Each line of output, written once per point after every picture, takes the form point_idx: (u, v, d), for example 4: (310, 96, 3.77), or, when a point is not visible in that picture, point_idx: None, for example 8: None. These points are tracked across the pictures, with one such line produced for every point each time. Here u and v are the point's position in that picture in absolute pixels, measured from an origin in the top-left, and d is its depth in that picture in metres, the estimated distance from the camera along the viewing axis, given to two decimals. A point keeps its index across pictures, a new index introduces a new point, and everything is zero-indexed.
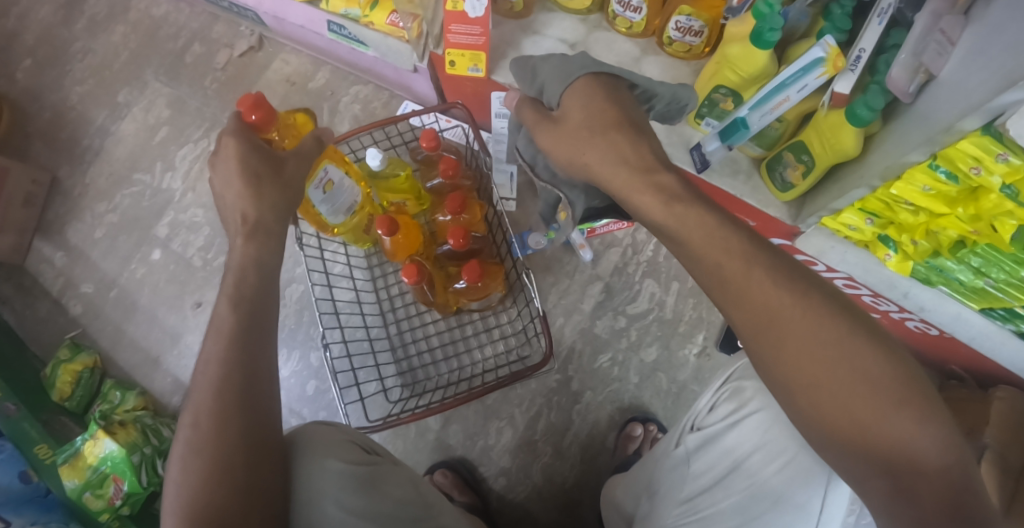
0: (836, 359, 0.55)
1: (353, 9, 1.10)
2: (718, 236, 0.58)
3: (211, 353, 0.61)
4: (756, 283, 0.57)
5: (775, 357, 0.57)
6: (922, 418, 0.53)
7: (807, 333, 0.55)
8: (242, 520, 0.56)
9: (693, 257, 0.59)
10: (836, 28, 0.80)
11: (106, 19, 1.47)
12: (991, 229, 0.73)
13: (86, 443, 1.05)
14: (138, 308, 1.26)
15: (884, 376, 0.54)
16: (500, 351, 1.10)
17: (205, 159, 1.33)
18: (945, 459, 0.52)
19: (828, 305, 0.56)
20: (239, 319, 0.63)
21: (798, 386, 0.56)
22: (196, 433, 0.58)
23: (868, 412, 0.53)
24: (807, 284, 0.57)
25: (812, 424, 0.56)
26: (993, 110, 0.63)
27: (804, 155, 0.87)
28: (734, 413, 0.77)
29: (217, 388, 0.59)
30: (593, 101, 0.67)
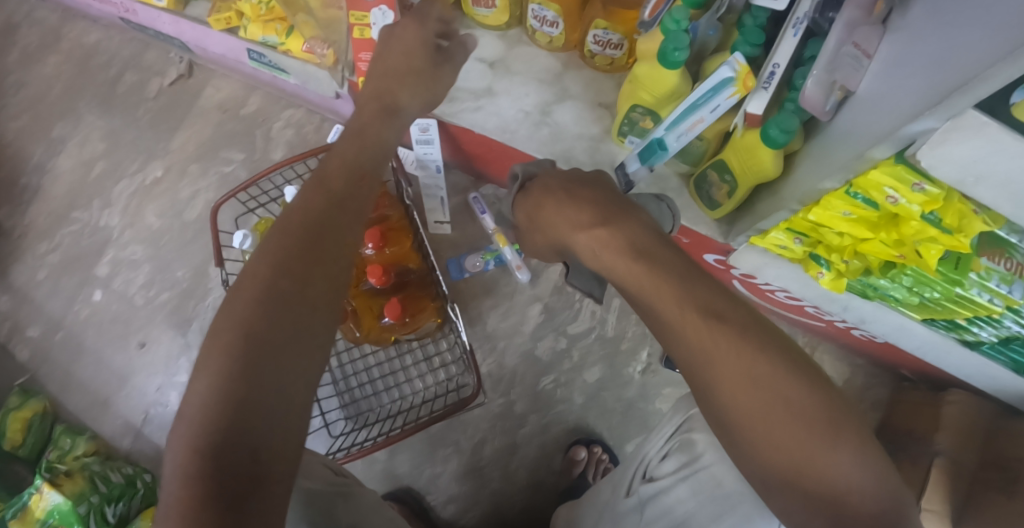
0: (770, 398, 0.46)
1: (270, 37, 1.06)
2: (648, 276, 0.50)
3: (259, 291, 0.50)
4: (688, 319, 0.48)
5: (710, 397, 0.48)
6: (862, 457, 0.45)
7: (737, 364, 0.46)
8: (228, 477, 0.43)
9: (642, 294, 0.51)
10: (749, 43, 0.76)
11: (38, 50, 1.44)
12: (916, 254, 0.71)
13: (33, 498, 1.03)
14: (85, 349, 1.24)
15: (814, 413, 0.45)
16: (439, 379, 1.08)
17: (141, 195, 1.29)
18: (881, 498, 0.44)
19: (762, 339, 0.48)
20: (303, 255, 0.52)
21: (731, 423, 0.47)
22: (229, 358, 0.46)
23: (804, 451, 0.44)
24: (742, 318, 0.49)
25: (751, 462, 0.47)
26: (905, 139, 0.59)
27: (726, 175, 0.83)
28: (683, 468, 0.71)
29: (221, 374, 0.46)
30: (538, 183, 0.65)
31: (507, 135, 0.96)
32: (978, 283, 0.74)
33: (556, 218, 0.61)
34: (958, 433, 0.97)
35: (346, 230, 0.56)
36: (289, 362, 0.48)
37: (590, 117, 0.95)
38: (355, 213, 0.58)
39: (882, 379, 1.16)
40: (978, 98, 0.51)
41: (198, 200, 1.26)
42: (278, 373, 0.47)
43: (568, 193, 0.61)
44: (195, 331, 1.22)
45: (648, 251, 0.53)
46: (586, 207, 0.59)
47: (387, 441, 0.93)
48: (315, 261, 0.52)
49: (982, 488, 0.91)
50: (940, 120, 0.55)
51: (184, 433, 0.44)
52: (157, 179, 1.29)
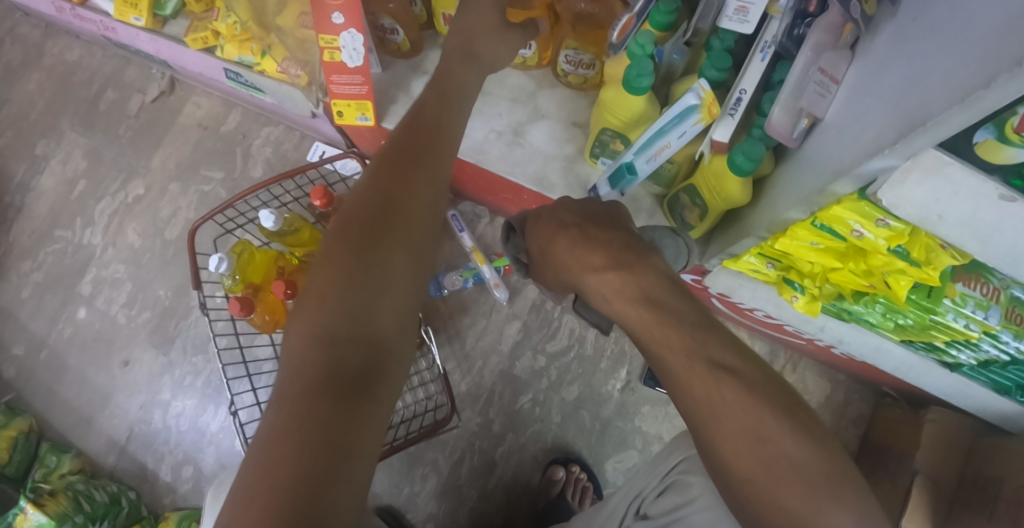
0: (772, 457, 0.47)
1: (246, 56, 1.06)
2: (663, 331, 0.50)
3: (338, 283, 0.52)
4: (699, 378, 0.49)
5: (710, 449, 0.49)
6: (857, 515, 0.46)
7: (743, 424, 0.47)
8: (310, 461, 0.43)
9: (652, 345, 0.51)
10: (716, 67, 0.76)
11: (20, 67, 1.44)
12: (885, 285, 0.71)
13: (17, 517, 1.03)
14: (68, 368, 1.25)
15: (815, 471, 0.47)
16: (419, 399, 1.07)
17: (122, 213, 1.29)
18: None
19: (766, 397, 0.48)
20: (379, 246, 0.55)
21: (734, 482, 0.48)
22: (311, 349, 0.50)
23: (803, 511, 0.45)
24: (750, 375, 0.49)
25: (750, 517, 0.48)
26: (865, 176, 0.58)
27: (697, 199, 0.83)
28: (676, 510, 0.69)
29: (305, 364, 0.49)
30: (541, 219, 0.61)
31: (478, 156, 0.95)
32: (953, 309, 0.73)
33: (563, 263, 0.57)
34: (937, 451, 0.96)
35: (440, 164, 0.62)
36: (393, 274, 0.54)
37: (563, 137, 0.95)
38: (446, 151, 0.64)
39: (863, 394, 1.15)
40: (937, 140, 0.49)
41: (178, 218, 1.26)
42: (385, 280, 0.54)
43: (581, 231, 0.57)
44: (177, 350, 1.22)
45: (661, 299, 0.52)
46: (606, 247, 0.55)
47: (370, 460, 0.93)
48: (415, 188, 0.59)
49: (960, 508, 0.90)
50: (900, 158, 0.54)
51: (302, 330, 0.51)
52: (138, 197, 1.29)
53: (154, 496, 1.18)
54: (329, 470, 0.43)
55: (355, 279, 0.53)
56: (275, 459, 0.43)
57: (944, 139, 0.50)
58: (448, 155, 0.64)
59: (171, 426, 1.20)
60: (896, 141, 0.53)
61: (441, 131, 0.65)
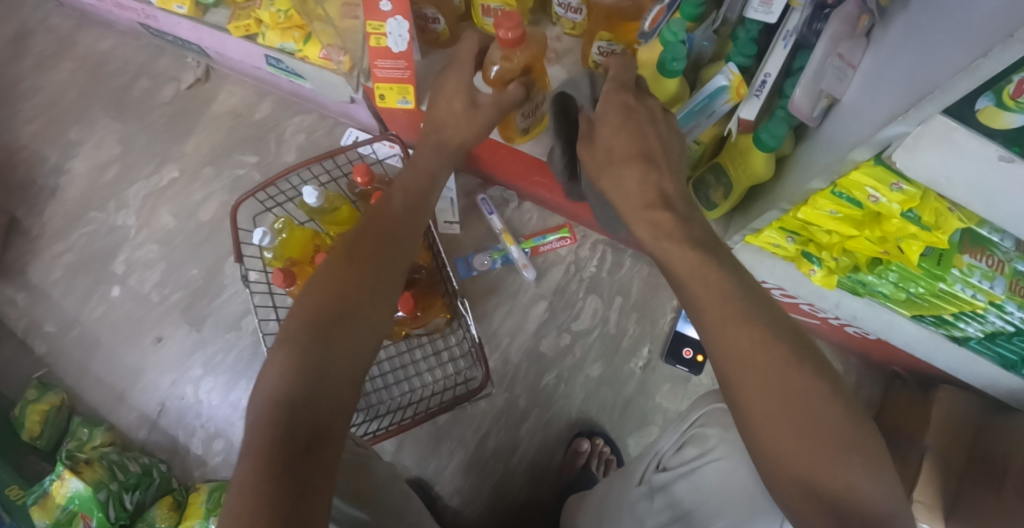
0: (794, 401, 0.50)
1: (288, 44, 1.11)
2: (701, 274, 0.57)
3: (304, 343, 0.57)
4: (732, 321, 0.53)
5: (735, 391, 0.52)
6: (874, 472, 0.48)
7: (769, 369, 0.51)
8: (277, 505, 0.48)
9: (691, 283, 0.57)
10: (743, 54, 0.82)
11: (53, 56, 1.47)
12: (899, 251, 0.77)
13: (52, 484, 1.10)
14: (100, 346, 1.28)
15: (838, 423, 0.49)
16: (448, 373, 1.12)
17: (156, 196, 1.32)
18: (890, 510, 0.47)
19: (793, 347, 0.52)
20: (341, 312, 0.60)
21: (758, 424, 0.51)
22: (279, 402, 0.54)
23: (820, 457, 0.48)
24: (780, 324, 0.54)
25: (770, 465, 0.50)
26: (881, 143, 0.65)
27: (722, 178, 0.89)
28: (693, 460, 0.73)
29: (272, 416, 0.53)
30: (623, 117, 0.67)
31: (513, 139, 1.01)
32: (961, 279, 0.79)
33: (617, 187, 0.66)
34: (945, 431, 1.02)
35: (397, 244, 0.68)
36: (356, 336, 0.60)
37: None
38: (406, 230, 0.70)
39: (874, 378, 1.21)
40: (943, 106, 0.56)
41: (212, 202, 1.29)
42: (347, 342, 0.59)
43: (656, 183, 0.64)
44: (209, 327, 1.25)
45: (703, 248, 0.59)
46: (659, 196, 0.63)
47: (403, 427, 0.98)
48: (377, 261, 0.65)
49: (970, 484, 0.96)
50: (913, 124, 0.60)
51: (270, 384, 0.55)
52: (172, 181, 1.32)
53: (185, 469, 1.22)
54: (295, 509, 0.48)
55: (320, 341, 0.57)
56: (245, 503, 0.48)
57: (951, 104, 0.57)
58: (404, 234, 0.70)
59: (203, 400, 1.23)
60: (909, 107, 0.59)
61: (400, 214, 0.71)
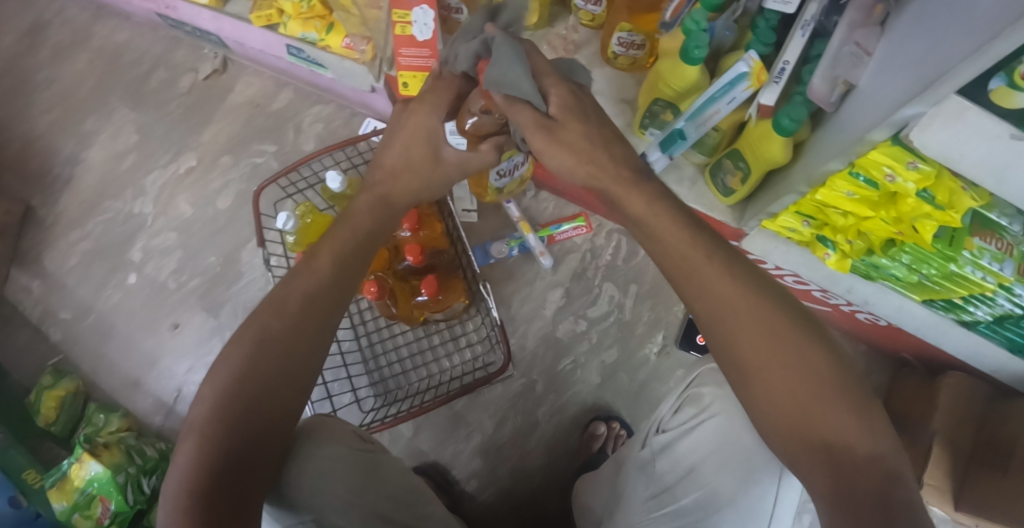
0: (782, 350, 0.57)
1: (309, 33, 1.13)
2: (688, 237, 0.61)
3: (237, 391, 0.58)
4: (719, 280, 0.59)
5: (729, 345, 0.59)
6: (854, 406, 0.56)
7: (757, 324, 0.58)
8: None
9: (671, 250, 0.62)
10: (761, 42, 0.85)
11: (69, 47, 1.47)
12: (913, 231, 0.79)
13: (72, 467, 1.12)
14: (115, 332, 1.29)
15: (822, 367, 0.57)
16: (466, 359, 1.13)
17: (174, 184, 1.33)
18: (871, 440, 0.55)
19: (775, 302, 0.59)
20: (276, 364, 0.60)
21: (751, 372, 0.58)
22: (205, 453, 0.56)
23: (809, 399, 0.56)
24: (762, 281, 0.60)
25: (765, 409, 0.58)
26: (899, 123, 0.68)
27: (740, 163, 0.92)
28: (692, 419, 0.76)
29: (200, 467, 0.55)
30: (585, 111, 0.64)
31: None
32: (972, 261, 0.81)
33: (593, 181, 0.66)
34: (952, 414, 1.04)
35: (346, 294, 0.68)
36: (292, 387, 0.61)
37: (612, 111, 1.03)
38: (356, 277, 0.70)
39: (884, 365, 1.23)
40: (957, 87, 0.59)
41: (229, 190, 1.31)
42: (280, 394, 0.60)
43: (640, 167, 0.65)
44: (226, 313, 1.26)
45: (691, 222, 0.63)
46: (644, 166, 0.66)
47: (422, 408, 0.99)
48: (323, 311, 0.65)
49: (977, 465, 1.00)
50: (927, 105, 0.63)
51: (200, 434, 0.57)
52: (189, 169, 1.34)
53: None
54: None
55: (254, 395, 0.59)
56: None
57: (965, 85, 0.60)
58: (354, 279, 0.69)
59: None
60: (923, 90, 0.63)
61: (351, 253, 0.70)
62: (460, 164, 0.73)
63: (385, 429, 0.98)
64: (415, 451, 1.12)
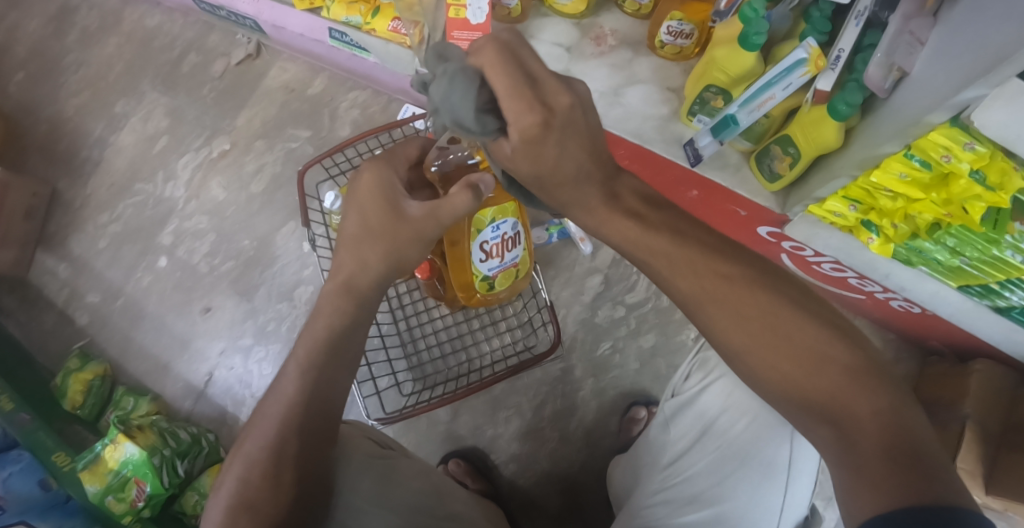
0: (760, 328, 0.57)
1: (353, 17, 1.13)
2: (648, 232, 0.61)
3: (274, 415, 0.62)
4: (686, 270, 0.59)
5: (711, 333, 0.59)
6: (851, 370, 0.54)
7: (730, 308, 0.58)
8: None
9: (639, 248, 0.61)
10: (816, 31, 0.87)
11: (98, 31, 1.47)
12: (962, 211, 0.81)
13: (105, 449, 1.07)
14: (144, 316, 1.28)
15: (806, 337, 0.56)
16: (506, 342, 1.14)
17: (206, 167, 1.33)
18: (874, 400, 0.53)
19: (747, 282, 0.58)
20: (303, 386, 0.63)
21: (738, 355, 0.58)
22: (245, 485, 0.59)
23: (800, 372, 0.55)
24: (731, 261, 0.59)
25: (764, 387, 0.58)
26: (959, 105, 0.69)
27: (790, 148, 0.94)
28: (703, 380, 0.79)
29: (243, 498, 0.59)
30: (543, 144, 0.53)
31: None
32: (1013, 244, 0.81)
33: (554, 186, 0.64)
34: (983, 398, 1.06)
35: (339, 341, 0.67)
36: (318, 407, 0.64)
37: (658, 99, 1.05)
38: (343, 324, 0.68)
39: (912, 353, 1.25)
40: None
41: (264, 173, 1.31)
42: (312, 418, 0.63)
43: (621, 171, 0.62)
44: (261, 297, 1.25)
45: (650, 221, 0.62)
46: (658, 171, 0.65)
47: (451, 397, 0.97)
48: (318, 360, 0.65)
49: (1008, 450, 1.02)
50: (990, 86, 0.65)
51: (243, 464, 0.61)
52: (223, 153, 1.34)
53: (231, 440, 1.21)
54: None
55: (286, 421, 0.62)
56: None
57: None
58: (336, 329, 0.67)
59: (253, 370, 1.22)
60: (985, 73, 0.64)
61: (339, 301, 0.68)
62: (427, 214, 0.66)
63: (425, 411, 0.97)
64: (454, 434, 1.12)
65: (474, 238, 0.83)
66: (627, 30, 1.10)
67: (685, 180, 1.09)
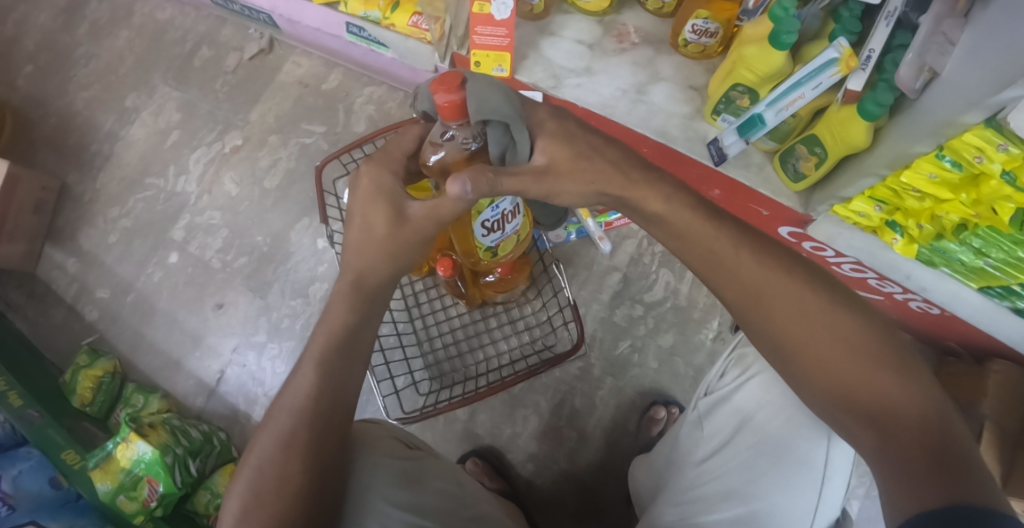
0: (816, 325, 0.57)
1: (372, 12, 1.12)
2: (711, 226, 0.62)
3: (290, 405, 0.61)
4: (745, 263, 0.60)
5: (762, 325, 0.59)
6: (902, 376, 0.54)
7: (789, 300, 0.58)
8: None
9: (698, 239, 0.61)
10: (846, 31, 0.86)
11: (109, 24, 1.45)
12: (991, 212, 0.80)
13: (117, 447, 1.04)
14: (156, 311, 1.26)
15: (860, 338, 0.56)
16: (524, 341, 1.12)
17: (219, 162, 1.32)
18: (922, 407, 0.52)
19: (806, 279, 0.58)
20: (325, 379, 0.62)
21: (788, 350, 0.58)
22: (259, 475, 0.58)
23: (851, 372, 0.55)
24: (790, 260, 0.60)
25: (809, 386, 0.57)
26: (996, 105, 0.69)
27: (816, 148, 0.94)
28: (738, 377, 0.78)
29: (257, 490, 0.57)
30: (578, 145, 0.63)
31: (606, 110, 1.05)
32: None
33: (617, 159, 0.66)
34: (1003, 400, 1.06)
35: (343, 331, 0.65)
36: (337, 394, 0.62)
37: (681, 97, 1.05)
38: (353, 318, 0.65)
39: (928, 354, 1.25)
40: None
41: (278, 168, 1.30)
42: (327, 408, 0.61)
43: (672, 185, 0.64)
44: (274, 293, 1.24)
45: (715, 214, 0.63)
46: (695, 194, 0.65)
47: (468, 398, 0.96)
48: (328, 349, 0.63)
49: None
50: None
51: (258, 454, 0.59)
52: (235, 148, 1.33)
53: (243, 438, 1.19)
54: None
55: (304, 411, 0.60)
56: None
57: None
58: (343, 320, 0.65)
59: (266, 367, 1.21)
60: None
61: (363, 293, 0.66)
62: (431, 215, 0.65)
63: (444, 411, 0.96)
64: (471, 432, 1.11)
65: (474, 219, 0.77)
66: (649, 28, 1.10)
67: (705, 179, 1.10)
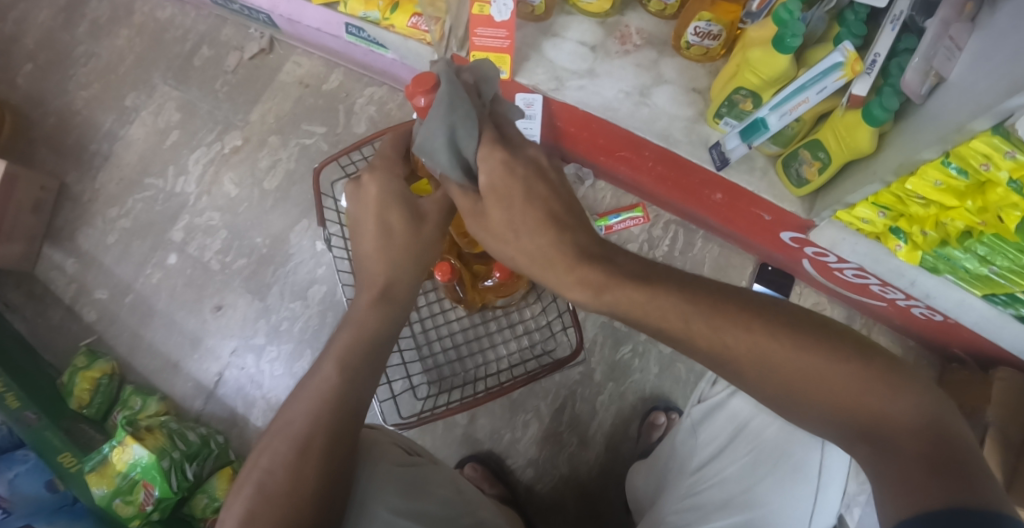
0: (788, 376, 0.52)
1: (372, 12, 1.10)
2: (651, 305, 0.56)
3: (298, 412, 0.60)
4: (701, 330, 0.55)
5: (740, 380, 0.56)
6: (891, 388, 0.50)
7: (754, 354, 0.53)
8: None
9: (646, 318, 0.56)
10: (852, 34, 0.85)
11: (108, 23, 1.44)
12: (999, 219, 0.78)
13: (112, 451, 1.03)
14: (154, 313, 1.25)
15: (837, 374, 0.51)
16: (524, 345, 1.13)
17: (219, 162, 1.31)
18: (917, 416, 0.49)
19: (765, 326, 0.53)
20: (343, 382, 0.61)
21: (772, 397, 0.55)
22: (270, 477, 0.56)
23: (840, 403, 0.51)
24: (744, 309, 0.54)
25: (805, 419, 0.54)
26: (1003, 113, 0.66)
27: (820, 153, 0.94)
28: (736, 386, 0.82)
29: (266, 493, 0.56)
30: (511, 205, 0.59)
31: (608, 113, 1.04)
32: None
33: None
34: (1006, 407, 1.06)
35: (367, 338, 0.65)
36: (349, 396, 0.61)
37: (684, 100, 1.05)
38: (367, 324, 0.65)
39: (931, 360, 1.24)
40: None
41: (278, 169, 1.29)
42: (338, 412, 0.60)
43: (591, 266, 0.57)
44: (274, 295, 1.23)
45: (652, 280, 0.56)
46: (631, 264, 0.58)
47: (467, 403, 0.95)
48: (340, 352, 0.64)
49: None
50: None
51: (269, 454, 0.58)
52: (235, 148, 1.32)
53: (242, 440, 1.19)
54: None
55: (318, 414, 0.59)
56: None
57: None
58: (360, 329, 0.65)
59: (265, 370, 1.20)
60: None
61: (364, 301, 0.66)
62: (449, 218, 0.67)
63: (443, 417, 0.95)
64: (471, 437, 1.11)
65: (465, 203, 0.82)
66: (652, 30, 1.09)
67: (708, 183, 1.09)
